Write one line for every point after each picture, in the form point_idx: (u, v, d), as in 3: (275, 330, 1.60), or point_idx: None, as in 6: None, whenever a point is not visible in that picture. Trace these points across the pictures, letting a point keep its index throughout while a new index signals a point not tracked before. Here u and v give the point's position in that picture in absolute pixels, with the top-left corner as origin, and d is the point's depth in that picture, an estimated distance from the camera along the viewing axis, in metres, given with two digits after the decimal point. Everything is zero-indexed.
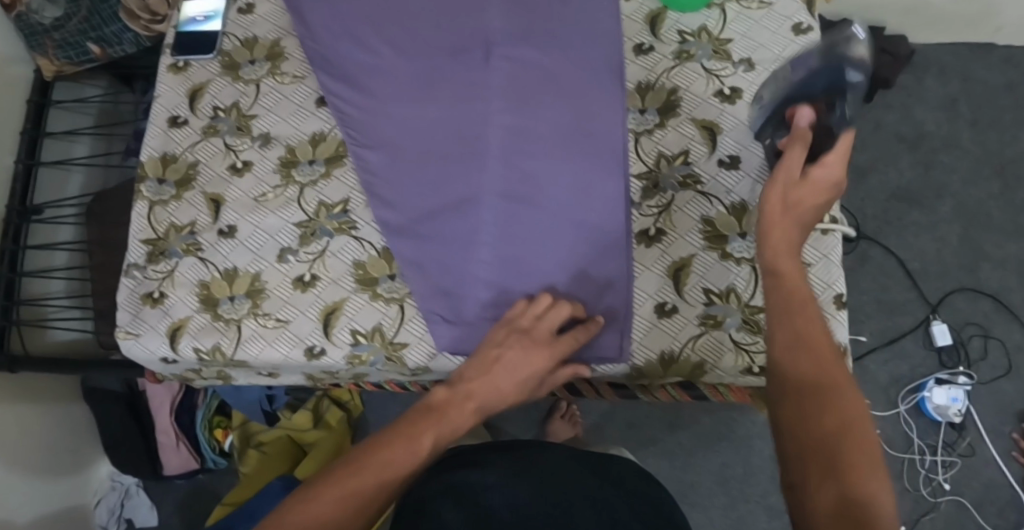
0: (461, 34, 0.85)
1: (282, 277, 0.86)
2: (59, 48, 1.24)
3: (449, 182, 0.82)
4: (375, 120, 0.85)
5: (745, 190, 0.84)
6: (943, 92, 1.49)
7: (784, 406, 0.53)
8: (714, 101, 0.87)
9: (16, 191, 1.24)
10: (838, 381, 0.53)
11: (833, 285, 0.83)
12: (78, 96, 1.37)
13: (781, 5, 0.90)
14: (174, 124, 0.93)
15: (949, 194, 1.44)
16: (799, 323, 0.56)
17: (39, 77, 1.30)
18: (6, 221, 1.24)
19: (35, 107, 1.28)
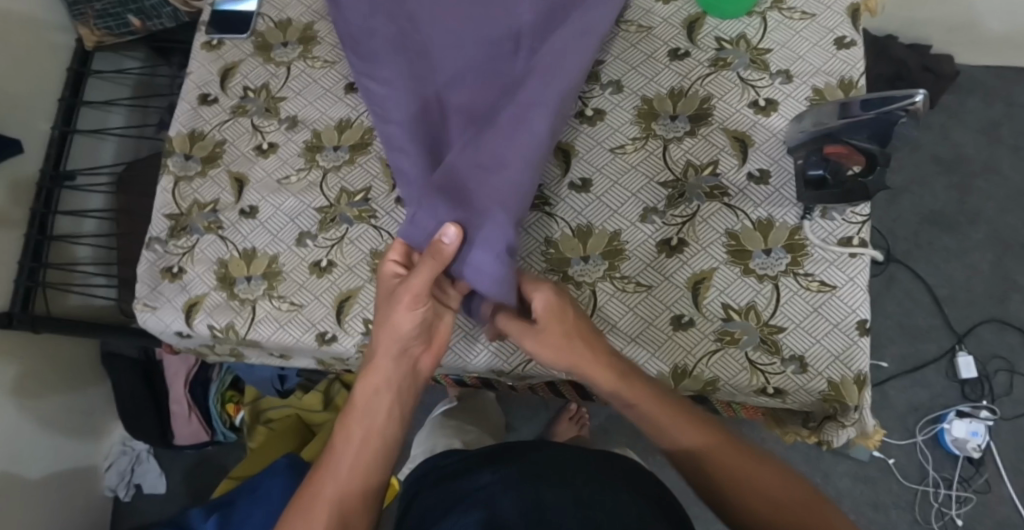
0: (497, 22, 0.84)
1: (299, 261, 0.86)
2: (100, 18, 1.26)
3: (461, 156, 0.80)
4: (399, 99, 0.84)
5: (773, 206, 0.83)
6: (985, 115, 1.44)
7: (726, 495, 0.67)
8: (748, 112, 0.85)
9: (51, 154, 1.27)
10: (745, 458, 0.68)
11: (856, 309, 0.80)
12: (116, 67, 1.39)
13: (825, 17, 0.88)
14: (204, 101, 0.94)
15: (984, 220, 1.40)
16: (682, 429, 0.69)
17: (80, 46, 1.31)
18: (37, 185, 1.26)
19: (74, 74, 1.29)
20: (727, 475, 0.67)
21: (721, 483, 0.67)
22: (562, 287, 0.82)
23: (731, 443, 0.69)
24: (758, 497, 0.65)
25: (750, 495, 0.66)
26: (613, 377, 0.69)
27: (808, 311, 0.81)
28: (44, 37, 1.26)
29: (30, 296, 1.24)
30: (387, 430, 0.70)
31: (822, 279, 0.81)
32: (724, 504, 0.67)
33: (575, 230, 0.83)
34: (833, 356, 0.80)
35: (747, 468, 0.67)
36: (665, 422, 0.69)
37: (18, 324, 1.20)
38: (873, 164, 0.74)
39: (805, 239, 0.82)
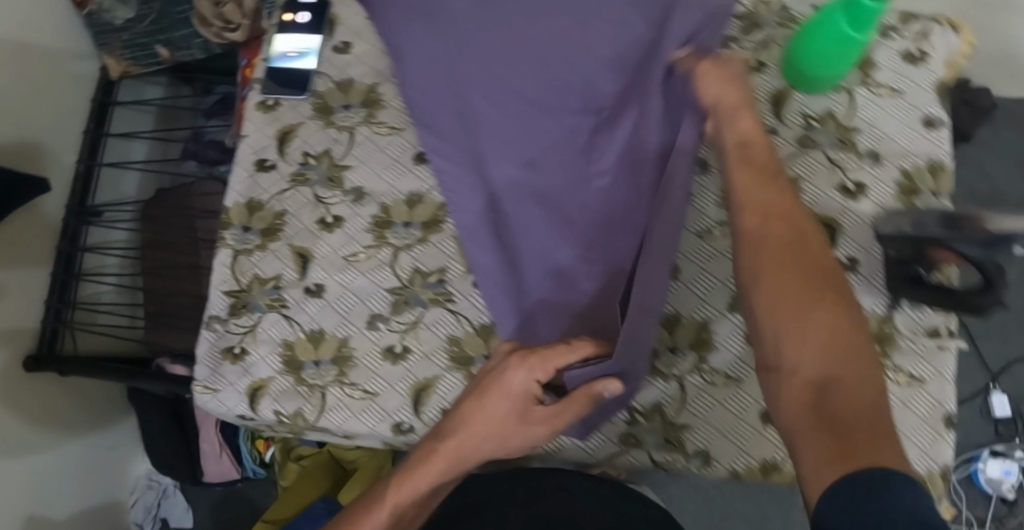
0: (565, 88, 0.78)
1: (371, 345, 0.82)
2: (127, 48, 1.21)
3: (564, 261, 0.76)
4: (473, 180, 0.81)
5: (862, 296, 0.81)
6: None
7: (775, 337, 0.55)
8: (836, 195, 0.83)
9: (76, 191, 1.24)
10: (828, 324, 0.54)
11: (943, 403, 0.80)
12: (138, 95, 1.35)
13: (914, 94, 0.86)
14: (261, 168, 0.89)
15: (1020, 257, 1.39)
16: (772, 259, 0.58)
17: (103, 75, 1.27)
18: (63, 222, 1.23)
19: (98, 105, 1.26)
20: (777, 323, 0.55)
21: (770, 314, 0.56)
22: (650, 380, 0.80)
23: (817, 290, 0.55)
24: (797, 366, 0.53)
25: (789, 373, 0.54)
26: (758, 211, 0.61)
27: (896, 404, 0.80)
28: (68, 68, 1.22)
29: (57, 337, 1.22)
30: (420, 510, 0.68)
31: (911, 373, 0.80)
32: (768, 347, 0.56)
33: (663, 319, 0.81)
34: (921, 451, 0.79)
35: (806, 328, 0.54)
36: (783, 262, 0.58)
37: (46, 368, 1.18)
38: (992, 283, 0.71)
39: (894, 329, 0.81)
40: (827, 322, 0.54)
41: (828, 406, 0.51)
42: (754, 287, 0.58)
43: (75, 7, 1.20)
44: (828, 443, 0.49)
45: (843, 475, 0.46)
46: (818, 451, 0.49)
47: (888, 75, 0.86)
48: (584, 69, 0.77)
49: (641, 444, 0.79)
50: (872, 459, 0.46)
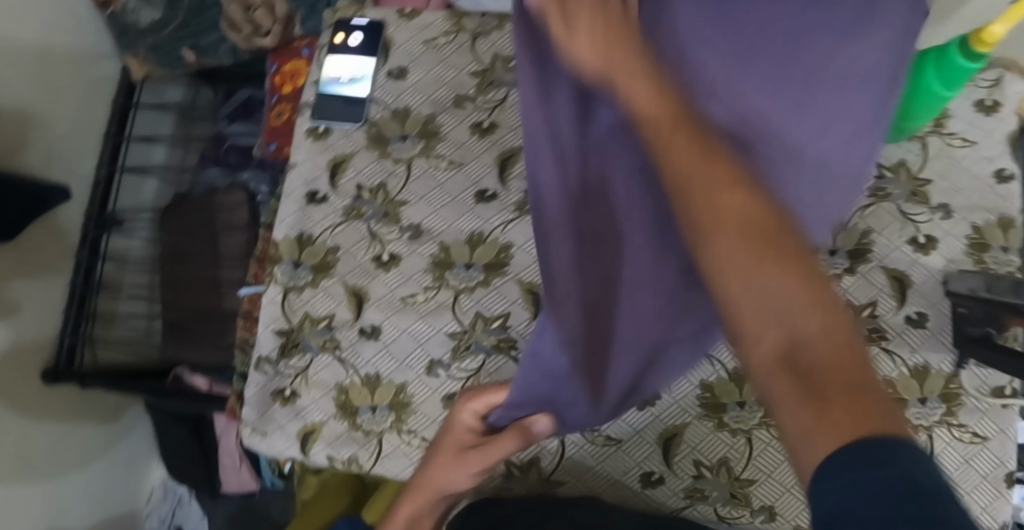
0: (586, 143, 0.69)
1: (430, 391, 0.79)
2: (151, 51, 1.20)
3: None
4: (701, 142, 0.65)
5: (928, 352, 0.80)
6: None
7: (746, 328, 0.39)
8: (907, 249, 0.82)
9: (97, 197, 1.20)
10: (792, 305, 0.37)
11: (1005, 462, 0.79)
12: (160, 96, 1.33)
13: (986, 146, 0.85)
14: (312, 200, 0.85)
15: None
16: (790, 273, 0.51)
17: (125, 77, 1.25)
18: (83, 230, 1.19)
19: (120, 109, 1.24)
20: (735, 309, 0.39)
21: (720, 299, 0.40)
22: (717, 435, 0.78)
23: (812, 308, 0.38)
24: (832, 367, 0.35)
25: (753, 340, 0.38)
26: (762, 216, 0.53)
27: (959, 462, 0.80)
28: (88, 68, 1.19)
29: (76, 347, 1.19)
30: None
31: (976, 431, 0.80)
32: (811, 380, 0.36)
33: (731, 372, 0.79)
34: (981, 508, 0.79)
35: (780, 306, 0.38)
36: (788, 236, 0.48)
37: (66, 381, 1.16)
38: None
39: (960, 387, 0.80)
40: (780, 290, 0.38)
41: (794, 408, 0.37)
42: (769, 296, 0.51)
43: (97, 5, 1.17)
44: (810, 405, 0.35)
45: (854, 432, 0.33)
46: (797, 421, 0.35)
47: (959, 126, 0.85)
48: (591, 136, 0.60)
49: (708, 499, 0.77)
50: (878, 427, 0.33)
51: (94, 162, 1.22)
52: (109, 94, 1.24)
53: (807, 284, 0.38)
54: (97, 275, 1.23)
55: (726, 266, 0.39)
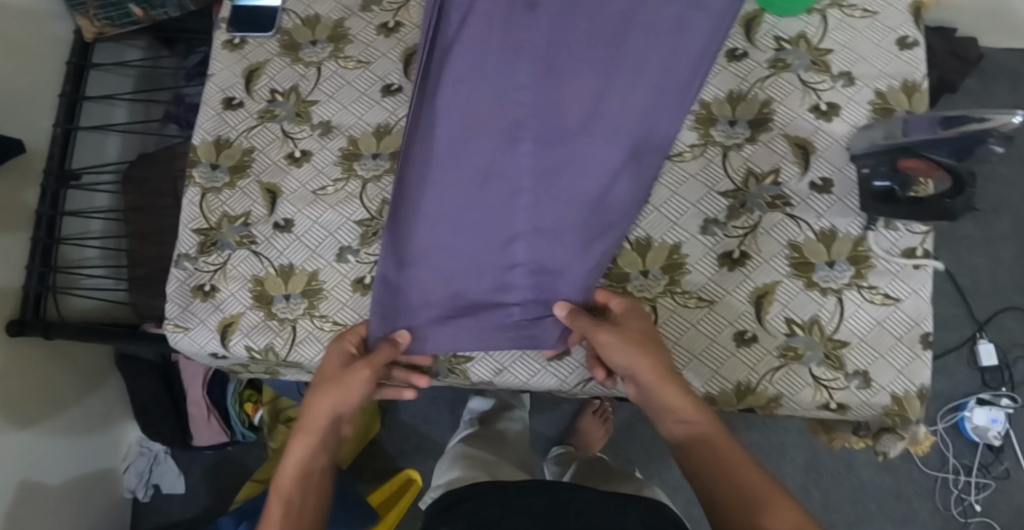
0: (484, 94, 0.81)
1: (341, 277, 0.82)
2: (101, 8, 1.26)
3: (618, 216, 0.80)
4: (510, 225, 0.80)
5: (836, 216, 0.80)
6: (1011, 100, 1.50)
7: (700, 466, 0.68)
8: (809, 116, 0.82)
9: (55, 153, 1.26)
10: (714, 437, 0.69)
11: (919, 322, 0.79)
12: (117, 58, 1.40)
13: (887, 15, 0.85)
14: (229, 106, 0.88)
15: (1009, 209, 1.40)
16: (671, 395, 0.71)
17: (79, 37, 1.31)
18: (42, 185, 1.25)
19: (75, 68, 1.30)
20: (715, 459, 0.68)
21: (701, 462, 0.69)
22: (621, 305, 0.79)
23: (724, 439, 0.69)
24: (739, 484, 0.66)
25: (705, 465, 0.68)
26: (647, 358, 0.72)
27: (871, 325, 0.79)
28: (43, 30, 1.25)
29: (40, 300, 1.24)
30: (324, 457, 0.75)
31: (886, 292, 0.79)
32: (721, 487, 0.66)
33: (634, 244, 0.80)
34: (896, 370, 0.78)
35: (723, 451, 0.68)
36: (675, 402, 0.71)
37: (31, 331, 1.20)
38: (962, 185, 0.71)
39: (869, 250, 0.79)
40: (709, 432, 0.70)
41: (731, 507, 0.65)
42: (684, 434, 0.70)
43: None
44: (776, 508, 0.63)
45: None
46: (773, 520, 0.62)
47: None
48: (479, 83, 0.81)
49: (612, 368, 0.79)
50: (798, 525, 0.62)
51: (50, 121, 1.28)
52: (64, 55, 1.31)
53: (714, 433, 0.69)
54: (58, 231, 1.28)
55: (667, 410, 0.71)
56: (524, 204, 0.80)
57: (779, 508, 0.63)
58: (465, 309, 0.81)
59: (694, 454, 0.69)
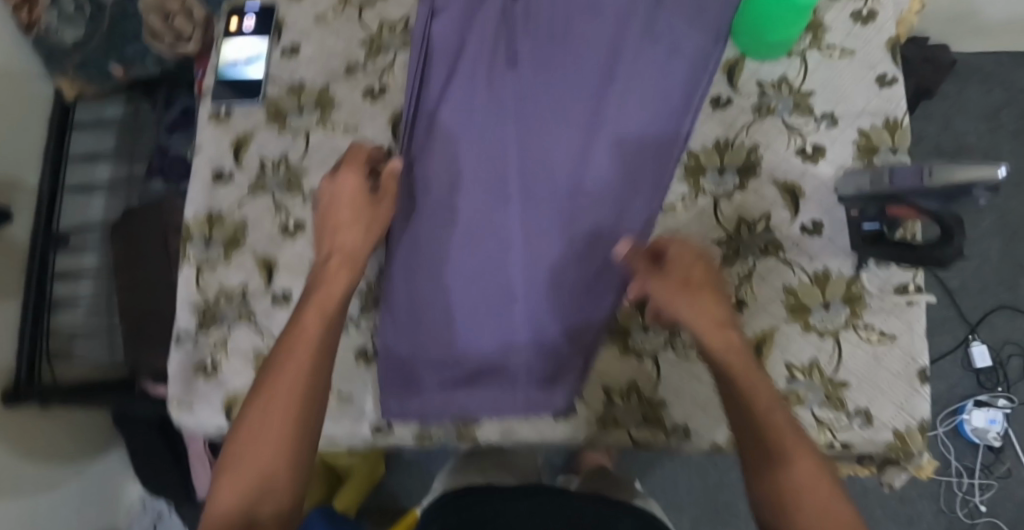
0: (471, 153, 0.85)
1: (344, 348, 0.84)
2: (80, 68, 1.25)
3: (611, 268, 0.81)
4: (505, 279, 0.82)
5: (828, 258, 0.81)
6: (986, 102, 1.51)
7: (742, 418, 0.63)
8: (796, 160, 0.83)
9: (42, 212, 1.27)
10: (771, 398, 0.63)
11: (917, 358, 0.80)
12: (98, 115, 1.39)
13: (865, 53, 0.86)
14: (218, 180, 0.88)
15: (991, 209, 1.44)
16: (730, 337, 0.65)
17: (58, 99, 1.32)
18: (31, 246, 1.26)
19: (57, 126, 1.31)
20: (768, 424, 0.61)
21: (740, 417, 0.63)
22: (624, 360, 0.80)
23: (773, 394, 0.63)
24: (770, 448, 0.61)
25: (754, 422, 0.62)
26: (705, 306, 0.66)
27: (870, 364, 0.80)
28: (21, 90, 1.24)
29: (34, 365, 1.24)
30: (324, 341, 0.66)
31: (882, 330, 0.80)
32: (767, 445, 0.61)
33: (632, 298, 0.82)
34: (897, 406, 0.80)
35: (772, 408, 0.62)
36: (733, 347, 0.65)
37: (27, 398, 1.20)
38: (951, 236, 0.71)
39: (862, 289, 0.81)
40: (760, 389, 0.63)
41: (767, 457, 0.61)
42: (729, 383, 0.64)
43: (21, 29, 1.21)
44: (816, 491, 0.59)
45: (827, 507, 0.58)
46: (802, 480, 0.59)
47: (839, 37, 0.86)
48: (466, 142, 0.85)
49: (622, 425, 0.79)
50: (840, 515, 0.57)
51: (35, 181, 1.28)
52: (43, 114, 1.30)
53: (766, 388, 0.63)
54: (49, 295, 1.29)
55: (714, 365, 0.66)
56: (516, 256, 0.82)
57: (801, 478, 0.59)
58: (464, 369, 0.81)
59: (737, 409, 0.63)
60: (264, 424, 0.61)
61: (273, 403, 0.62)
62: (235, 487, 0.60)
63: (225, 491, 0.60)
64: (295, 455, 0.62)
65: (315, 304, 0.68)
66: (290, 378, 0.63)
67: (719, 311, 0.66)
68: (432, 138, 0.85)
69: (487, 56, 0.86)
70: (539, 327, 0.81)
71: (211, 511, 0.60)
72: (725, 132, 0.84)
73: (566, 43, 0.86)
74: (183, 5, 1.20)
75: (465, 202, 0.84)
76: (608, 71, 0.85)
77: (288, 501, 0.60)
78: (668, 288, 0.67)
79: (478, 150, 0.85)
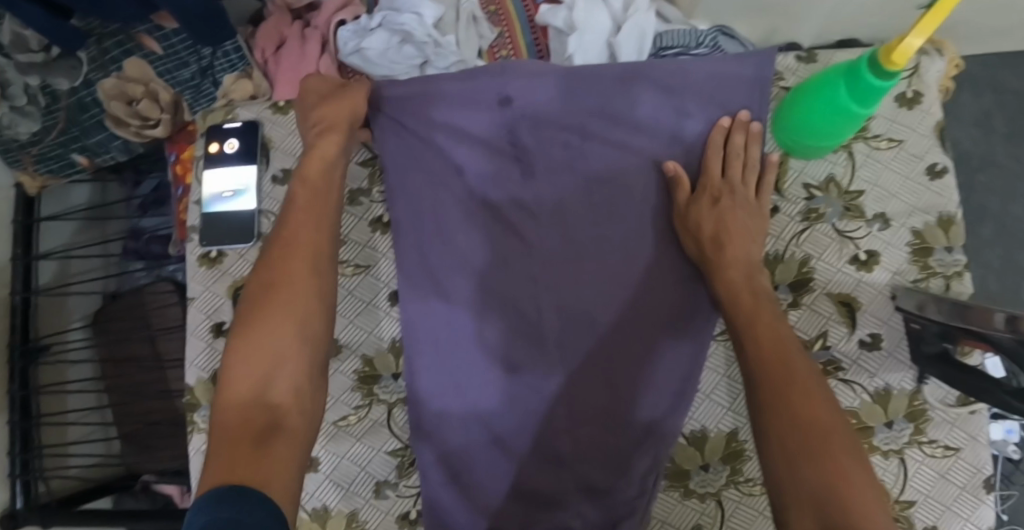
0: (488, 273, 0.79)
1: (383, 515, 0.77)
2: (39, 162, 1.14)
3: (669, 394, 0.75)
4: (547, 416, 0.76)
5: (888, 373, 0.77)
6: (976, 107, 1.21)
7: (767, 398, 0.62)
8: (849, 269, 0.78)
9: (18, 325, 1.14)
10: (807, 389, 0.62)
11: (981, 468, 0.76)
12: (65, 201, 1.28)
13: (912, 142, 0.80)
14: (219, 333, 0.79)
15: (992, 216, 1.20)
16: (765, 318, 0.68)
17: (21, 192, 1.18)
18: (9, 364, 1.12)
19: (22, 229, 1.16)
20: (785, 395, 0.61)
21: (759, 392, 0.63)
22: (686, 503, 0.76)
23: (807, 372, 0.63)
24: (789, 414, 0.60)
25: (776, 394, 0.62)
26: (732, 249, 0.73)
27: (936, 479, 0.76)
28: None
29: (31, 488, 1.13)
30: (310, 297, 0.71)
31: (947, 443, 0.76)
32: (778, 424, 0.60)
33: (689, 437, 0.76)
34: (964, 519, 0.75)
35: (795, 382, 0.62)
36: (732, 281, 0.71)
37: (28, 520, 1.10)
38: None
39: (925, 402, 0.77)
40: (785, 370, 0.63)
41: (789, 433, 0.59)
42: (754, 365, 0.65)
43: None
44: (824, 469, 0.56)
45: (827, 476, 0.56)
46: (813, 467, 0.57)
47: (884, 126, 0.81)
48: (479, 258, 0.79)
49: None
50: (840, 493, 0.55)
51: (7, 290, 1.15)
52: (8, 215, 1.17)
53: (781, 351, 0.65)
54: (35, 409, 1.16)
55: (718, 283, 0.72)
56: (554, 386, 0.77)
57: (778, 334, 0.66)
58: (517, 506, 0.76)
59: (768, 388, 0.63)
60: (267, 333, 0.68)
61: (275, 311, 0.69)
62: (248, 375, 0.66)
63: (239, 372, 0.66)
64: (306, 363, 0.69)
65: (288, 256, 0.73)
66: (270, 322, 0.69)
67: (733, 229, 0.73)
68: (443, 258, 0.80)
69: (504, 168, 0.81)
70: (590, 463, 0.75)
71: (226, 396, 0.65)
72: (774, 242, 0.79)
73: (587, 152, 0.80)
74: (146, 88, 1.09)
75: (488, 332, 0.78)
76: (643, 182, 0.79)
77: (300, 394, 0.67)
78: (701, 227, 0.74)
79: (497, 270, 0.79)
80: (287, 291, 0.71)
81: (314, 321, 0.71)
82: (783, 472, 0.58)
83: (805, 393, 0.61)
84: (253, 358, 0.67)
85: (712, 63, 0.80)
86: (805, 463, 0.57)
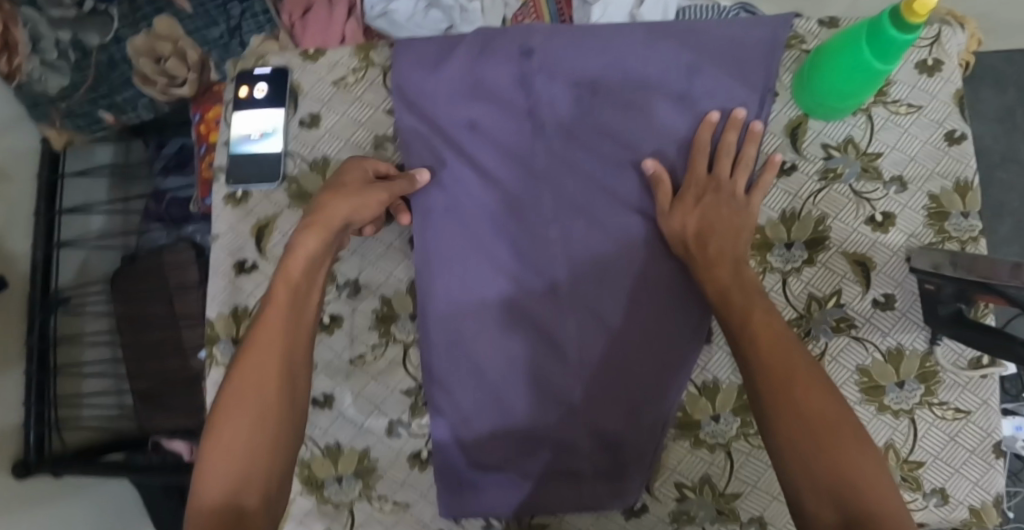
0: (501, 221, 0.80)
1: (395, 454, 0.79)
2: (67, 118, 1.14)
3: (677, 342, 0.76)
4: (555, 366, 0.77)
5: (901, 334, 0.78)
6: (998, 103, 1.21)
7: (772, 392, 0.60)
8: (866, 229, 0.79)
9: (38, 281, 1.14)
10: (808, 376, 0.60)
11: (991, 433, 0.76)
12: (87, 161, 1.28)
13: (932, 109, 0.81)
14: (241, 270, 0.81)
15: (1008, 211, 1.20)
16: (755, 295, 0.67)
17: (46, 147, 1.18)
18: (29, 316, 1.13)
19: (47, 182, 1.18)
20: (790, 394, 0.59)
21: (764, 389, 0.60)
22: (696, 453, 0.76)
23: (806, 366, 0.61)
24: (801, 412, 0.58)
25: (782, 393, 0.59)
26: (718, 243, 0.72)
27: (945, 442, 0.76)
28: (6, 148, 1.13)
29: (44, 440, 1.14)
30: (278, 375, 0.66)
31: (957, 406, 0.76)
32: (791, 421, 0.58)
33: (700, 387, 0.77)
34: (972, 482, 0.76)
35: (794, 368, 0.60)
36: (722, 251, 0.72)
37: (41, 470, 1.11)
38: None
39: (937, 364, 0.77)
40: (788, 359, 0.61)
41: (802, 427, 0.58)
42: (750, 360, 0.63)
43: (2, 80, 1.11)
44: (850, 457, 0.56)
45: (847, 477, 0.55)
46: (832, 460, 0.56)
47: (905, 92, 0.81)
48: (494, 207, 0.81)
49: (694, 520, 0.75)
50: (863, 494, 0.54)
51: (30, 243, 1.16)
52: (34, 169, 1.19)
53: (776, 342, 0.62)
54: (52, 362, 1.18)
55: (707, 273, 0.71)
56: (558, 337, 0.77)
57: (773, 327, 0.64)
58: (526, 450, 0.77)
59: (768, 386, 0.60)
60: (233, 425, 0.63)
61: (239, 400, 0.64)
62: (220, 468, 0.61)
63: (212, 469, 0.61)
64: (278, 444, 0.64)
65: (256, 339, 0.67)
66: (241, 410, 0.63)
67: (725, 212, 0.73)
68: (462, 203, 0.81)
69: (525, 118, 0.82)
70: (595, 406, 0.76)
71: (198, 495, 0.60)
72: (789, 201, 0.80)
73: (598, 107, 0.81)
74: (175, 47, 1.11)
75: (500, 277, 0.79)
76: (665, 136, 0.80)
77: (270, 488, 0.62)
78: (685, 227, 0.74)
79: (512, 218, 0.80)
80: (253, 379, 0.65)
81: (286, 402, 0.66)
82: (805, 467, 0.56)
83: (809, 386, 0.59)
84: (227, 449, 0.61)
85: (729, 27, 0.81)
86: (827, 460, 0.56)
